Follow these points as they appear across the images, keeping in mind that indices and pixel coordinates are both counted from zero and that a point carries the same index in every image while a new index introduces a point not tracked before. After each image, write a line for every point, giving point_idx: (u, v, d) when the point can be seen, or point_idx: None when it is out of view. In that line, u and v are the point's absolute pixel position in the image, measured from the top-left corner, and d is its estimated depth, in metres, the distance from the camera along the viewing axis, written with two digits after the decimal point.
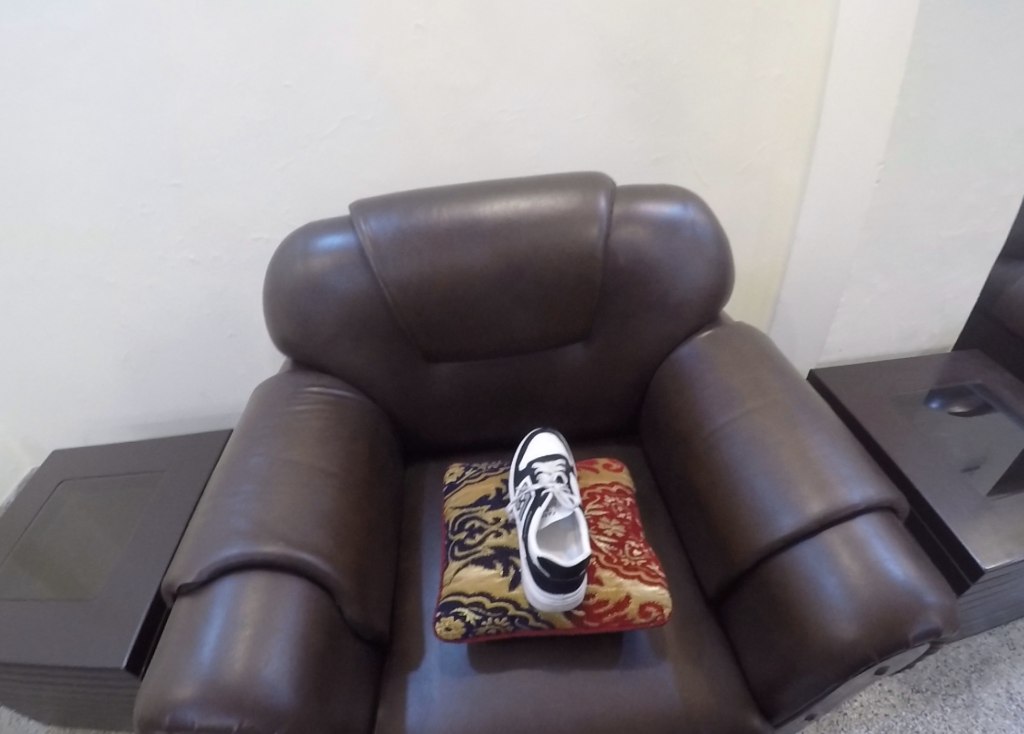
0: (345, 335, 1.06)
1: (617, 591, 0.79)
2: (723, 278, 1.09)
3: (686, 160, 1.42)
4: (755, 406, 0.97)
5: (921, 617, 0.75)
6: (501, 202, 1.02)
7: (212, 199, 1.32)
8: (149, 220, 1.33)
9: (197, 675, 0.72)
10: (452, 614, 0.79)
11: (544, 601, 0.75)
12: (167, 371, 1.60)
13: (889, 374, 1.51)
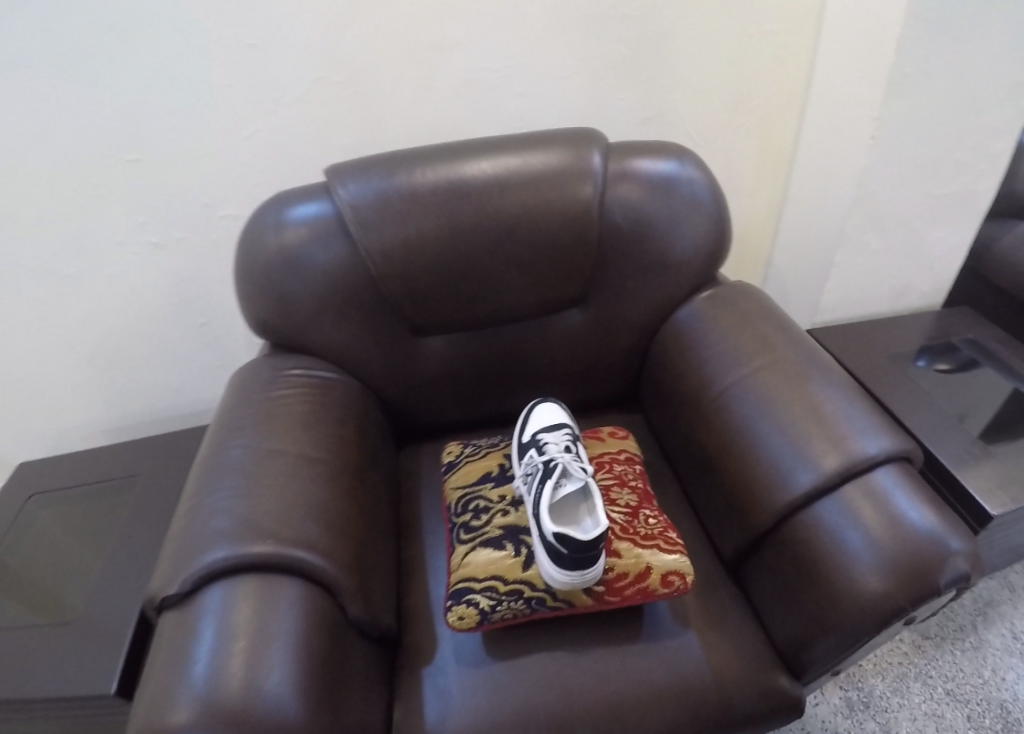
0: (326, 313, 0.99)
1: (637, 562, 0.76)
2: (721, 234, 1.04)
3: (675, 118, 1.36)
4: (760, 361, 0.93)
5: (947, 564, 0.72)
6: (486, 162, 0.95)
7: (175, 176, 1.22)
8: (104, 202, 1.23)
9: (193, 694, 0.66)
10: (464, 602, 0.75)
11: (560, 577, 0.71)
12: (136, 367, 1.50)
13: (884, 330, 1.49)
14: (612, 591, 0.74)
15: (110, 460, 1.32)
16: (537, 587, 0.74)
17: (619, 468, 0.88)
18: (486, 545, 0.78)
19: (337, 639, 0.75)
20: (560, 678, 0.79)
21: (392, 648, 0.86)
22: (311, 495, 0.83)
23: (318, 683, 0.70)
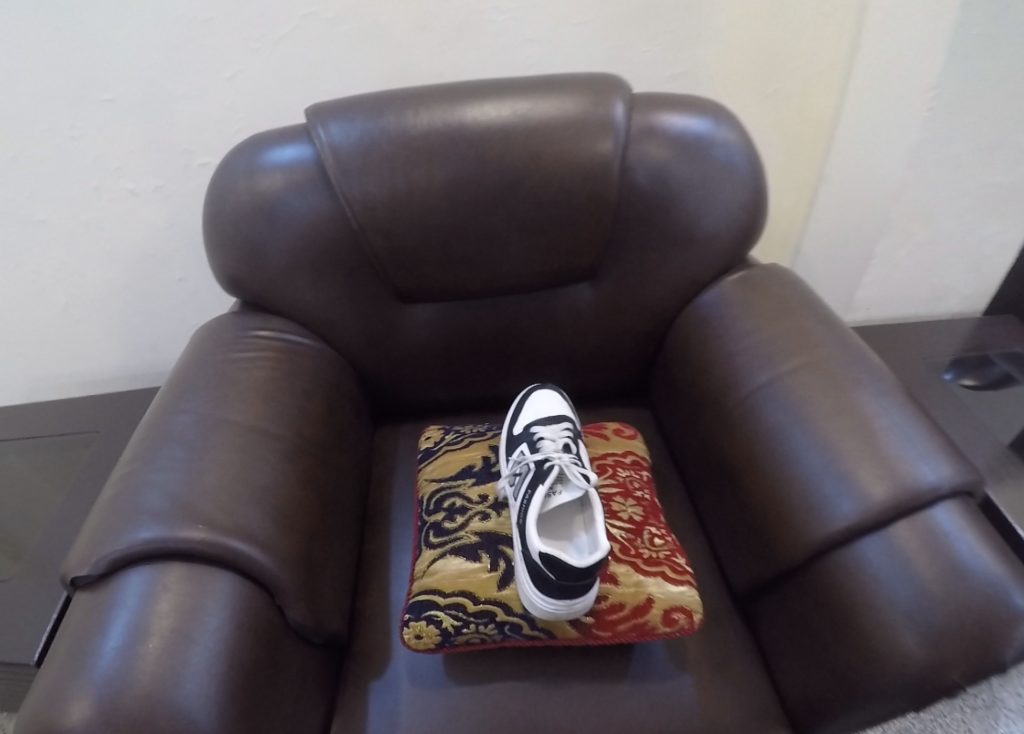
0: (302, 271, 0.86)
1: (636, 592, 0.66)
2: (757, 209, 0.90)
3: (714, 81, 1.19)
4: (798, 365, 0.80)
5: (1008, 634, 0.61)
6: (492, 106, 0.82)
7: (142, 110, 1.08)
8: (79, 144, 1.10)
9: (93, 693, 0.55)
10: (424, 619, 0.64)
11: (544, 606, 0.59)
12: (95, 324, 1.36)
13: (918, 337, 1.35)
14: (603, 625, 0.64)
15: (74, 412, 1.26)
16: (513, 610, 0.64)
17: (624, 474, 0.78)
18: (457, 554, 0.67)
19: (273, 648, 0.64)
20: (527, 704, 0.70)
21: (340, 653, 0.76)
22: (263, 477, 0.71)
23: (241, 698, 0.59)
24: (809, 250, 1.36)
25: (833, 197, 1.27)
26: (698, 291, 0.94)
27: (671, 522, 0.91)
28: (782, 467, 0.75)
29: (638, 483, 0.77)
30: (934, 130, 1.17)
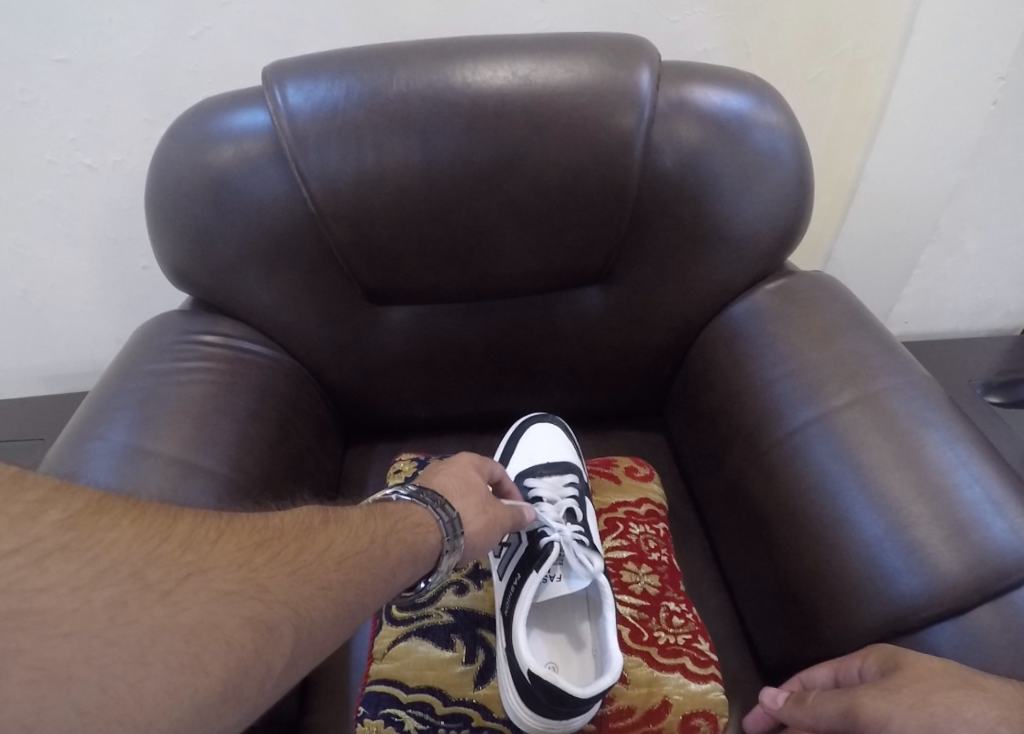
0: (254, 264, 0.72)
1: (651, 695, 0.63)
2: (803, 205, 0.75)
3: (771, 67, 0.95)
4: (850, 397, 0.66)
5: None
6: (488, 69, 0.67)
7: (50, 82, 0.86)
8: (31, 114, 0.88)
9: (113, 468, 0.60)
10: (382, 718, 0.61)
11: (531, 721, 0.58)
12: (19, 331, 1.15)
13: (954, 358, 1.23)
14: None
15: (15, 417, 1.12)
16: (491, 715, 0.62)
17: (636, 534, 0.74)
18: (427, 639, 0.66)
19: None
20: None
21: None
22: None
23: None
24: (845, 255, 1.13)
25: (888, 202, 1.05)
26: (729, 302, 0.79)
27: (687, 579, 0.77)
28: (828, 525, 0.61)
29: (653, 545, 0.74)
30: (1006, 129, 0.99)
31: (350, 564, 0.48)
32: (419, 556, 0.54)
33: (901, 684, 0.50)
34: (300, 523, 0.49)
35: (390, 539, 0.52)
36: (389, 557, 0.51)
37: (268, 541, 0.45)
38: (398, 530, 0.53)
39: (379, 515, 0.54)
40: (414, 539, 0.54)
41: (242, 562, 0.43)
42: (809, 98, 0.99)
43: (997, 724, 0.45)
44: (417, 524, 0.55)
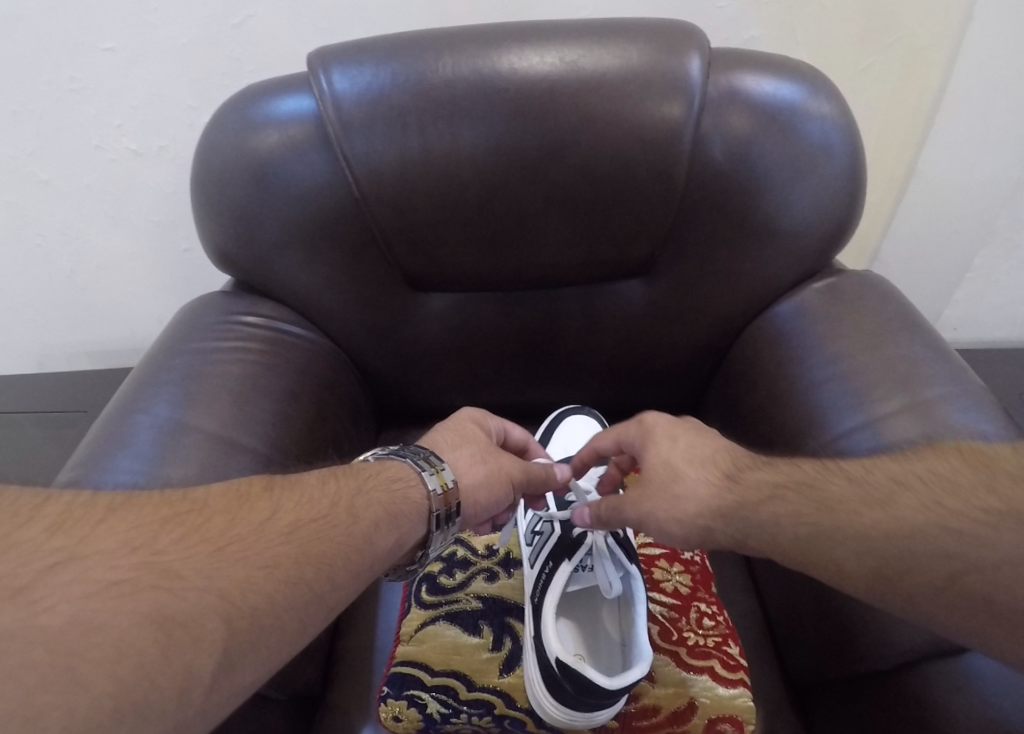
0: (297, 248, 0.72)
1: (678, 695, 0.62)
2: (855, 200, 0.72)
3: (823, 59, 0.92)
4: (900, 405, 0.63)
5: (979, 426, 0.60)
6: (534, 54, 0.66)
7: (100, 67, 0.87)
8: (80, 100, 0.90)
9: (156, 443, 0.61)
10: (406, 700, 0.62)
11: (557, 714, 0.57)
12: (67, 309, 1.18)
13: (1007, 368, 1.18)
14: None
15: (62, 392, 1.15)
16: (514, 704, 0.62)
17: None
18: (453, 625, 0.66)
19: None
20: None
21: (313, 705, 0.66)
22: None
23: None
24: (892, 254, 1.10)
25: (942, 202, 1.01)
26: (774, 299, 0.77)
27: (718, 582, 0.78)
28: None
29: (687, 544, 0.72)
30: None
31: (301, 534, 0.48)
32: (398, 513, 0.56)
33: (643, 494, 0.61)
34: (228, 495, 0.49)
35: (357, 500, 0.54)
36: (348, 528, 0.51)
37: (185, 517, 0.45)
38: (368, 489, 0.56)
39: (346, 474, 0.56)
40: (384, 496, 0.56)
41: (145, 543, 0.42)
42: (863, 93, 0.95)
43: (696, 509, 0.58)
44: (393, 479, 0.59)
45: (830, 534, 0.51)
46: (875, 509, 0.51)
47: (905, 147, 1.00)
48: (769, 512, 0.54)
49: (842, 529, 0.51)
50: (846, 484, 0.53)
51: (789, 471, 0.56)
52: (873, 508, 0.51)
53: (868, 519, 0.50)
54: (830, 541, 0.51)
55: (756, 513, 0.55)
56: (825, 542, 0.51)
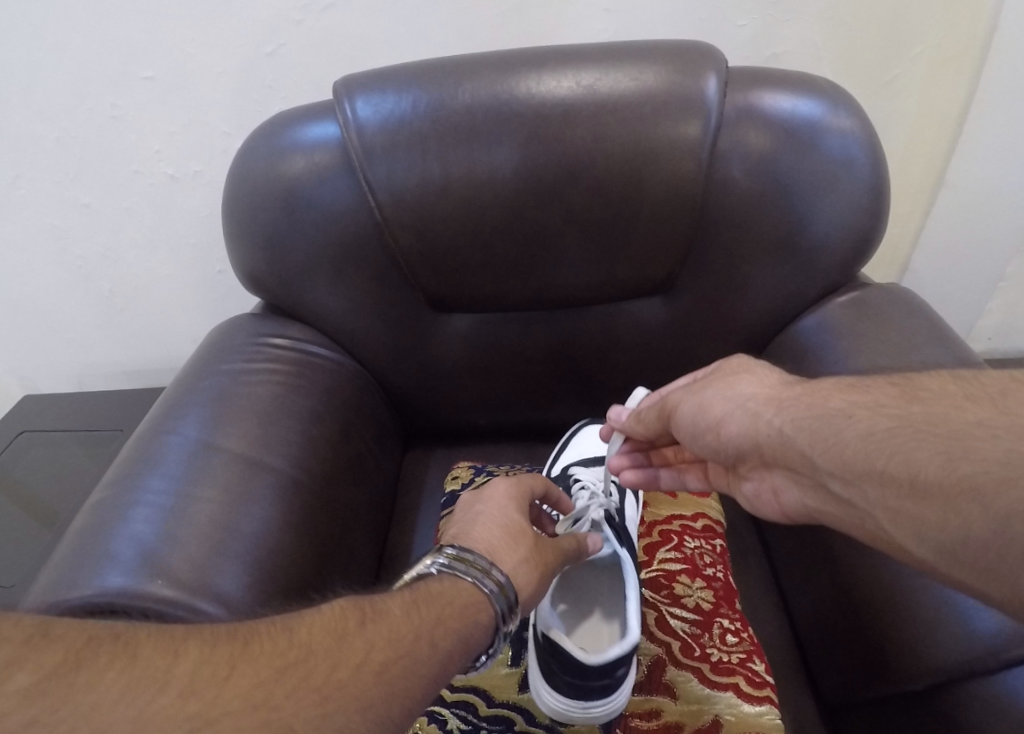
0: (323, 271, 0.74)
1: (701, 711, 0.61)
2: (879, 214, 0.71)
3: (847, 73, 0.91)
4: (850, 299, 0.74)
5: (923, 311, 0.71)
6: (551, 79, 0.67)
7: (138, 97, 0.91)
8: (121, 128, 0.94)
9: (186, 459, 0.64)
10: (426, 716, 0.62)
11: (556, 703, 0.58)
12: (106, 327, 1.22)
13: None
14: None
15: (100, 407, 1.19)
16: (533, 721, 0.62)
17: (691, 548, 0.73)
18: None
19: None
20: None
21: None
22: (230, 584, 0.56)
23: None
24: (923, 266, 1.08)
25: (973, 211, 0.99)
26: (797, 312, 0.77)
27: (744, 601, 0.77)
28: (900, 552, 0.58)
29: (708, 560, 0.72)
30: None
31: (390, 674, 0.44)
32: (477, 644, 0.52)
33: (703, 380, 0.64)
34: (327, 632, 0.45)
35: (436, 630, 0.49)
36: (437, 670, 0.47)
37: (292, 666, 0.42)
38: (445, 619, 0.50)
39: (426, 602, 0.51)
40: (469, 628, 0.51)
41: (260, 699, 0.39)
42: (888, 105, 0.94)
43: (757, 389, 0.60)
44: (467, 606, 0.52)
45: (911, 432, 0.47)
46: (982, 409, 0.46)
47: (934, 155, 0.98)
48: (840, 400, 0.53)
49: (933, 426, 0.46)
50: (946, 385, 0.51)
51: (873, 382, 0.55)
52: (978, 407, 0.47)
53: (971, 416, 0.46)
54: (913, 442, 0.46)
55: (827, 400, 0.54)
56: (899, 441, 0.47)
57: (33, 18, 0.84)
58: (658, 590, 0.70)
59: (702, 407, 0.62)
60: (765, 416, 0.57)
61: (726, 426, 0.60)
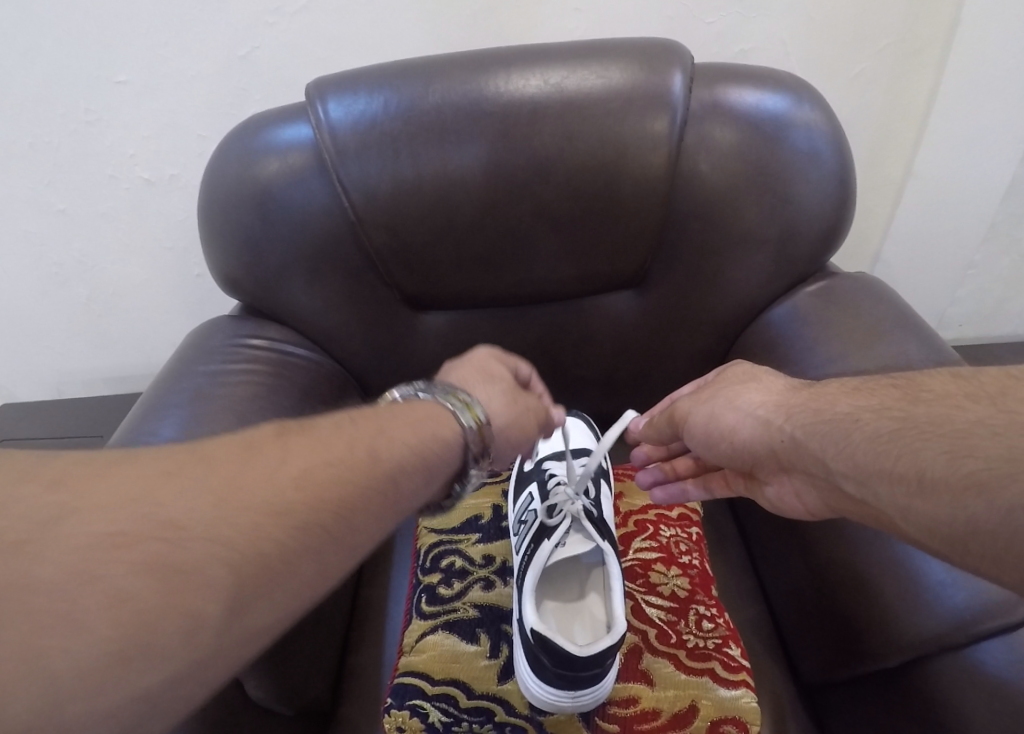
0: (298, 271, 0.75)
1: (679, 696, 0.63)
2: (844, 205, 0.73)
3: (815, 68, 0.93)
4: (819, 287, 0.76)
5: (883, 293, 0.74)
6: (520, 78, 0.68)
7: (112, 100, 0.91)
8: (95, 132, 0.94)
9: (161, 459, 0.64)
10: (407, 709, 0.63)
11: (545, 695, 0.59)
12: (83, 333, 1.22)
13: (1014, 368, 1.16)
14: None
15: (80, 415, 1.18)
16: (514, 710, 0.63)
17: (667, 537, 0.75)
18: (452, 633, 0.67)
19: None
20: None
21: (320, 719, 0.68)
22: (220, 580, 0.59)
23: None
24: (893, 257, 1.10)
25: (940, 201, 1.01)
26: (767, 303, 0.79)
27: (721, 587, 0.79)
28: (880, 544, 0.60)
29: (684, 548, 0.74)
30: None
31: (306, 485, 0.44)
32: (440, 463, 0.54)
33: (712, 391, 0.65)
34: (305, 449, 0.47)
35: (377, 441, 0.50)
36: (393, 490, 0.49)
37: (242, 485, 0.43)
38: (392, 431, 0.52)
39: (382, 412, 0.54)
40: (428, 444, 0.53)
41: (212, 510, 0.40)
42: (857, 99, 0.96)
43: (760, 398, 0.61)
44: (429, 426, 0.54)
45: (918, 432, 0.48)
46: (980, 408, 0.47)
47: (901, 148, 1.00)
48: (848, 405, 0.54)
49: (935, 426, 0.48)
50: (947, 385, 0.52)
51: (878, 382, 0.56)
52: (976, 405, 0.48)
53: (971, 416, 0.47)
54: (919, 440, 0.48)
55: (830, 407, 0.55)
56: (904, 444, 0.48)
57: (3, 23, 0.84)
58: (635, 579, 0.71)
59: (714, 418, 0.63)
60: (773, 422, 0.59)
61: (738, 436, 0.61)
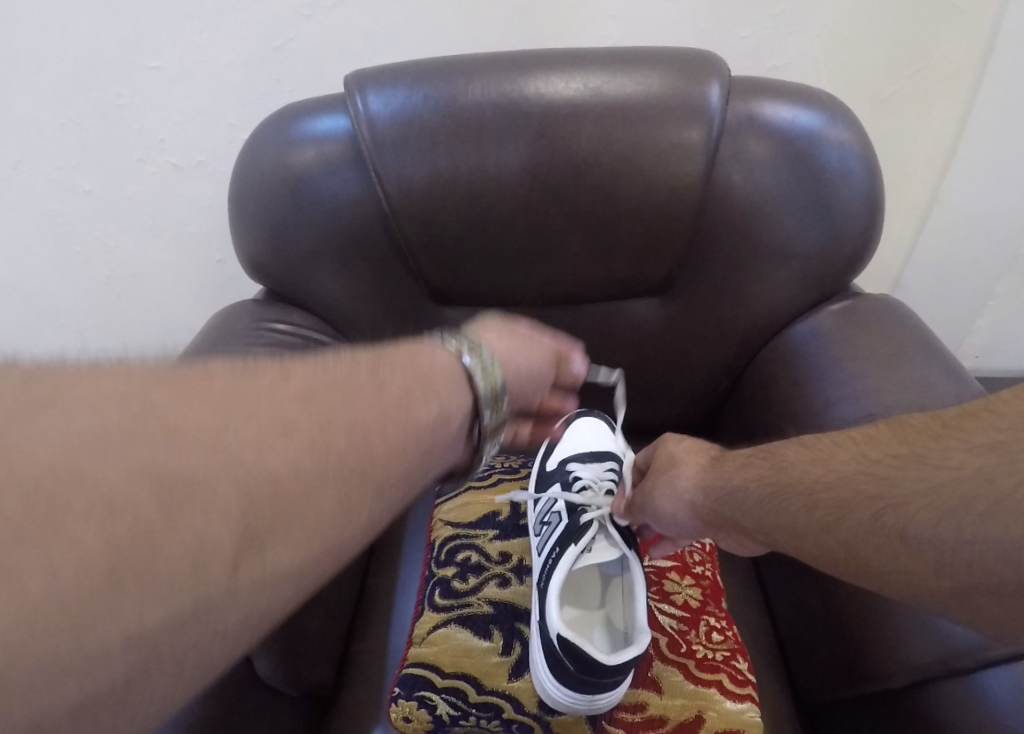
0: (326, 260, 0.75)
1: (686, 705, 0.62)
2: (874, 224, 0.73)
3: (845, 90, 0.93)
4: (842, 307, 0.76)
5: (908, 319, 0.74)
6: (559, 80, 0.69)
7: (146, 83, 0.92)
8: (127, 114, 0.95)
9: None
10: (415, 699, 0.63)
11: (561, 696, 0.59)
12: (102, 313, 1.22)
13: None
14: None
15: None
16: (522, 708, 0.63)
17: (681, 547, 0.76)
18: (464, 627, 0.67)
19: None
20: None
21: (326, 703, 0.68)
22: None
23: None
24: (914, 281, 1.10)
25: (962, 228, 1.01)
26: (790, 319, 0.79)
27: (731, 600, 0.79)
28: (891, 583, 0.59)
29: (698, 559, 0.75)
30: None
31: (313, 401, 0.41)
32: (450, 403, 0.51)
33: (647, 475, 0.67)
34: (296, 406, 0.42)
35: (381, 369, 0.48)
36: (400, 465, 0.44)
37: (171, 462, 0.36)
38: (397, 365, 0.49)
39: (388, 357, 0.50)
40: (430, 413, 0.48)
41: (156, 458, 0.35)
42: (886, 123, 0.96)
43: (679, 474, 0.63)
44: (437, 375, 0.51)
45: (791, 490, 0.51)
46: (858, 448, 0.50)
47: (926, 175, 1.00)
48: (741, 476, 0.56)
49: (802, 480, 0.50)
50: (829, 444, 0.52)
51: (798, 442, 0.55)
52: (844, 453, 0.50)
53: (835, 463, 0.50)
54: (793, 498, 0.51)
55: (730, 477, 0.57)
56: (788, 504, 0.51)
57: (42, 2, 0.85)
58: (648, 587, 0.72)
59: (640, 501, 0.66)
60: (694, 500, 0.60)
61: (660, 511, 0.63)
